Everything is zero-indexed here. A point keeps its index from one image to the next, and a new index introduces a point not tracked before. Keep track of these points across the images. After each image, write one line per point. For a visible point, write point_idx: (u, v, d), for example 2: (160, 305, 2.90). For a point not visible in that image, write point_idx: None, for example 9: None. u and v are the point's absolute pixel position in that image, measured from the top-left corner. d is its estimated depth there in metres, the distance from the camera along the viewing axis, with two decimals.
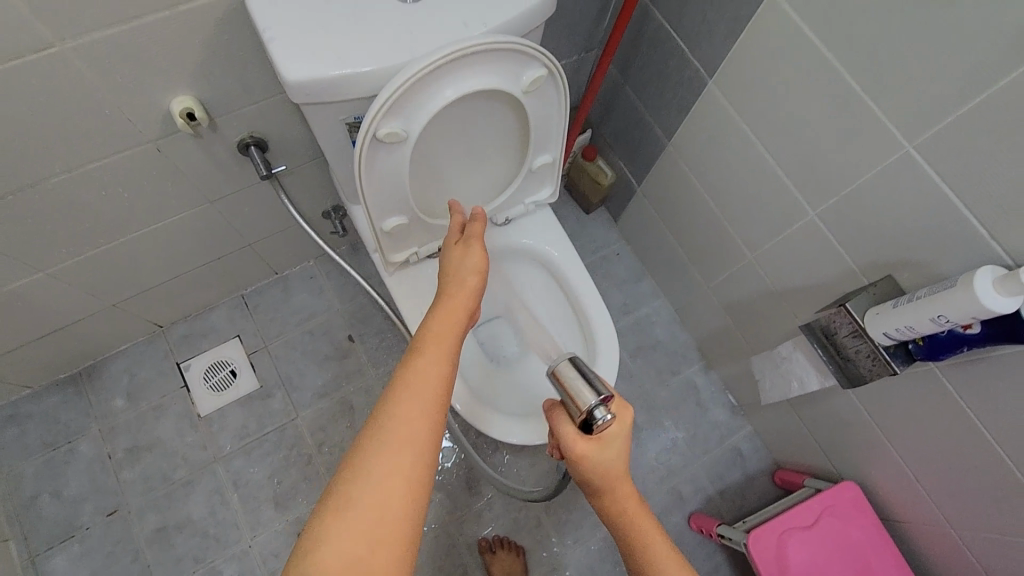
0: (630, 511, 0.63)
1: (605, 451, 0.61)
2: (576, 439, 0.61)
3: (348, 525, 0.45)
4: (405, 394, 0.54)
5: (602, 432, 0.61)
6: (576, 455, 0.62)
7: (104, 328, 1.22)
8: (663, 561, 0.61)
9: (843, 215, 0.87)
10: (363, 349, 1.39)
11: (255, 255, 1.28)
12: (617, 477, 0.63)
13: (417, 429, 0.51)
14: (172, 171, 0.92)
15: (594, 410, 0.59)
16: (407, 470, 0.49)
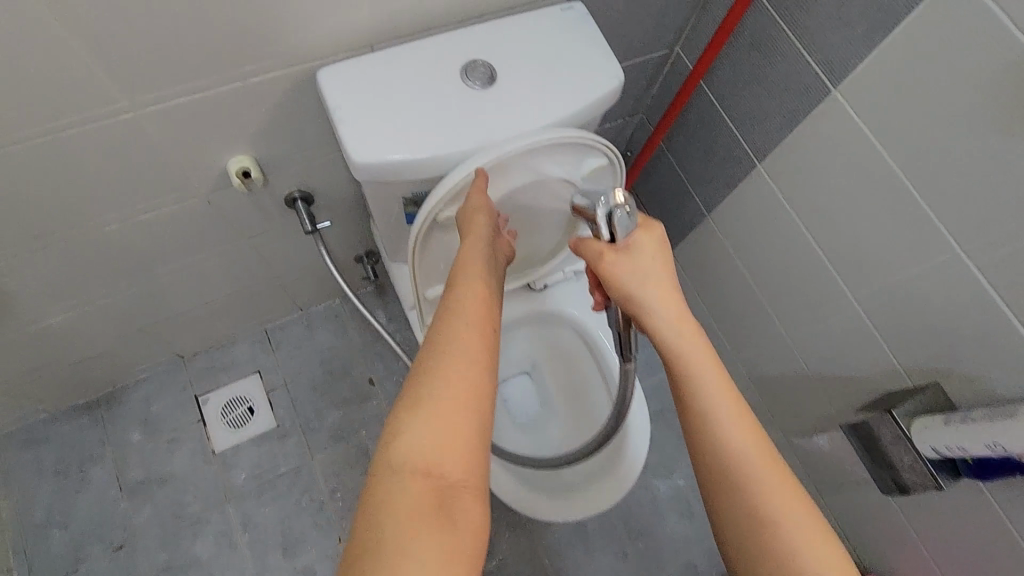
0: (681, 346, 0.60)
1: (632, 262, 0.63)
2: (607, 253, 0.64)
3: (404, 443, 0.50)
4: (439, 329, 0.57)
5: (630, 240, 0.63)
6: (610, 268, 0.64)
7: (128, 356, 1.22)
8: (725, 419, 0.55)
9: (891, 316, 0.86)
10: (383, 393, 1.37)
11: (284, 293, 1.28)
12: (660, 309, 0.62)
13: (454, 357, 0.54)
14: (217, 221, 0.92)
15: (611, 210, 0.61)
16: (451, 396, 0.52)
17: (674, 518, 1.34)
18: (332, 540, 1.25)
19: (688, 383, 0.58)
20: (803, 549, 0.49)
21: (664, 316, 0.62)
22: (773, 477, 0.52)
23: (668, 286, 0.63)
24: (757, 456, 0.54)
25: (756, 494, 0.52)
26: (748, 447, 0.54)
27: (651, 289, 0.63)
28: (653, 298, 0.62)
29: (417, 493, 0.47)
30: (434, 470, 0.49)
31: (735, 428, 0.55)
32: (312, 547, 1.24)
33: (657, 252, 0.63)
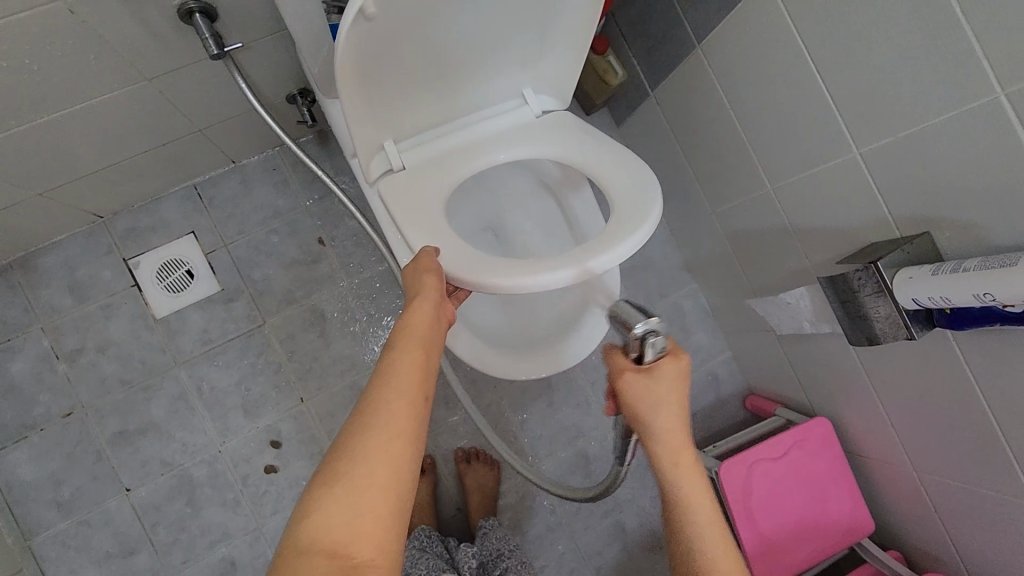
0: (665, 461, 0.61)
1: (646, 391, 0.59)
2: (627, 369, 0.60)
3: (332, 500, 0.48)
4: (384, 386, 0.55)
5: (653, 363, 0.59)
6: (625, 387, 0.60)
7: (33, 219, 1.07)
8: (698, 532, 0.60)
9: (892, 160, 0.78)
10: (336, 253, 1.27)
11: (208, 141, 1.11)
12: (660, 436, 0.61)
13: (398, 419, 0.53)
14: (96, 41, 0.73)
15: (645, 335, 0.56)
16: (390, 453, 0.51)
17: None
18: (295, 401, 1.23)
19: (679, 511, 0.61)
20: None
21: (665, 437, 0.61)
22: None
23: (675, 414, 0.61)
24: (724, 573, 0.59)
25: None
26: (719, 558, 0.60)
27: (662, 418, 0.60)
28: (661, 428, 0.61)
29: (323, 550, 0.46)
30: (345, 548, 0.47)
31: (704, 541, 0.60)
32: (276, 408, 1.22)
33: (676, 376, 0.60)
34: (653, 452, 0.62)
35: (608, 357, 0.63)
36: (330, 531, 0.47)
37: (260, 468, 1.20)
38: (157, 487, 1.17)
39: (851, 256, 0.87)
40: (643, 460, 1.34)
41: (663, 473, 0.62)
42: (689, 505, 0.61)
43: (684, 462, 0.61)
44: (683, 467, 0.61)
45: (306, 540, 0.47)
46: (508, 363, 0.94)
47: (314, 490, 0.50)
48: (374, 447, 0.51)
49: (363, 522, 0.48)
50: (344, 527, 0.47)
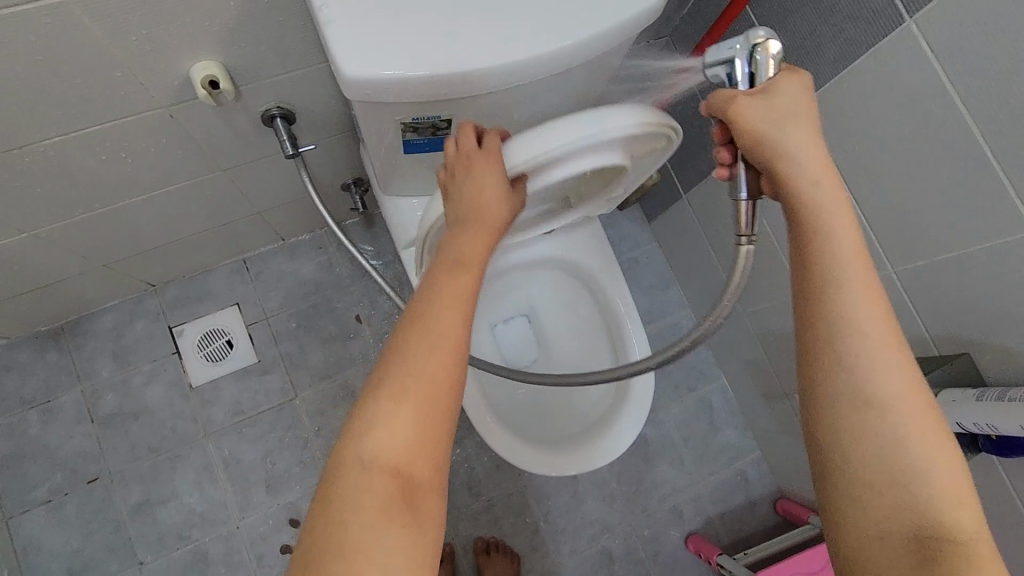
0: (834, 218, 0.48)
1: (770, 109, 0.51)
2: (738, 95, 0.52)
3: (382, 429, 0.44)
4: (432, 301, 0.50)
5: (768, 81, 0.52)
6: (742, 110, 0.51)
7: (92, 286, 1.12)
8: (857, 304, 0.45)
9: (930, 282, 0.80)
10: (371, 331, 1.30)
11: (263, 222, 1.17)
12: (817, 182, 0.49)
13: (447, 337, 0.48)
14: (186, 140, 0.80)
15: (755, 38, 0.53)
16: (441, 368, 0.47)
17: (664, 466, 1.33)
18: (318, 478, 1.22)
19: (827, 270, 0.47)
20: (939, 498, 0.41)
21: (813, 176, 0.49)
22: (900, 388, 0.44)
23: (814, 136, 0.51)
24: (885, 357, 0.44)
25: (878, 395, 0.44)
26: (876, 335, 0.45)
27: (796, 139, 0.50)
28: (803, 154, 0.50)
29: (381, 470, 0.43)
30: (405, 467, 0.44)
31: (863, 300, 0.46)
32: (298, 485, 1.21)
33: (803, 99, 0.52)
34: (796, 198, 0.49)
35: (712, 106, 0.55)
36: (381, 449, 0.44)
37: (276, 548, 1.18)
38: (171, 562, 1.15)
39: None
40: (669, 562, 1.29)
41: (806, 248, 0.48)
42: (845, 335, 0.45)
43: (833, 195, 0.49)
44: (834, 210, 0.48)
45: (364, 456, 0.44)
46: (538, 459, 0.94)
47: (372, 402, 0.46)
48: (424, 362, 0.47)
49: (419, 444, 0.45)
50: (398, 456, 0.44)
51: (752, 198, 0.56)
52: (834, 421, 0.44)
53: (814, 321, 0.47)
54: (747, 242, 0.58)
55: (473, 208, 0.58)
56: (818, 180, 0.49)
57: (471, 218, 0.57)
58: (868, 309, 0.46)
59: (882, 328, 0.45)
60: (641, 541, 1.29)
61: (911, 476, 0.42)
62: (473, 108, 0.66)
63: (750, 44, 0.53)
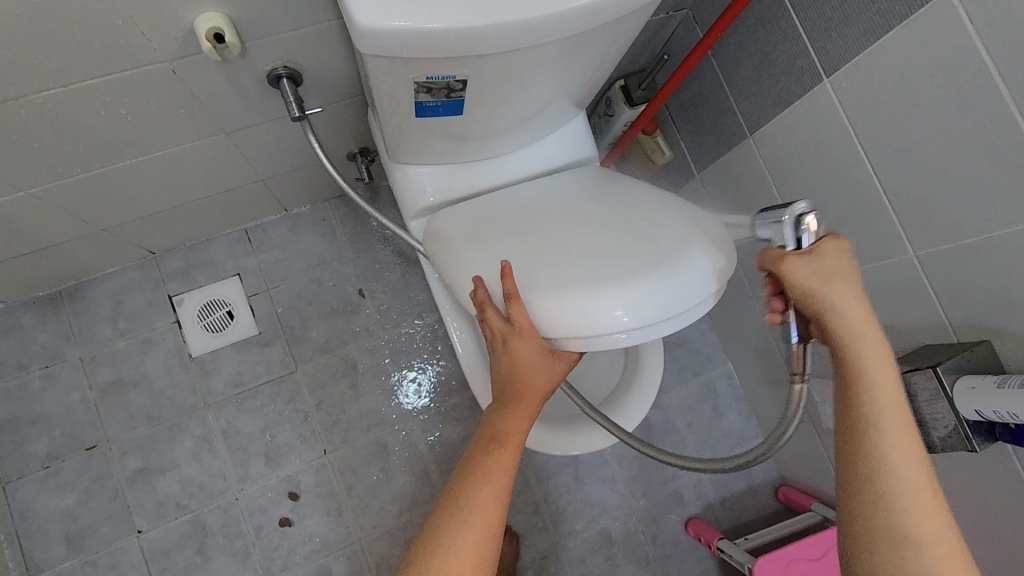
0: (858, 337, 0.57)
1: (815, 269, 0.58)
2: (786, 255, 0.59)
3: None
4: (467, 498, 0.61)
5: (801, 245, 0.59)
6: (789, 269, 0.59)
7: (90, 252, 1.10)
8: (886, 438, 0.54)
9: (952, 266, 0.78)
10: (374, 305, 1.28)
11: (266, 191, 1.14)
12: (858, 337, 0.57)
13: (485, 518, 0.60)
14: (190, 98, 0.77)
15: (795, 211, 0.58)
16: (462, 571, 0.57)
17: (666, 450, 1.32)
18: (318, 452, 1.21)
19: (864, 403, 0.55)
20: None
21: (853, 321, 0.58)
22: (926, 515, 0.51)
23: (852, 289, 0.59)
24: (917, 486, 0.52)
25: (903, 517, 0.51)
26: (907, 468, 0.53)
27: (847, 297, 0.58)
28: (845, 303, 0.58)
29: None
30: None
31: (897, 436, 0.54)
32: (298, 458, 1.20)
33: (842, 259, 0.59)
34: (831, 327, 0.58)
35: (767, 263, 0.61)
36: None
37: (274, 520, 1.17)
38: (168, 531, 1.14)
39: (904, 358, 0.86)
40: (668, 545, 1.28)
41: (838, 342, 0.58)
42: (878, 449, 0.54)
43: (871, 343, 0.57)
44: (873, 357, 0.57)
45: None
46: (547, 437, 0.92)
47: None
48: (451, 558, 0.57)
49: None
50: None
51: (804, 340, 0.65)
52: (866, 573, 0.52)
53: (848, 454, 0.55)
54: (801, 382, 0.67)
55: (513, 383, 0.68)
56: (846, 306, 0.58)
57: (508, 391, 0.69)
58: (903, 442, 0.54)
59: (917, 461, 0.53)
60: (641, 524, 1.28)
61: None
62: (490, 68, 0.63)
63: (794, 220, 0.59)
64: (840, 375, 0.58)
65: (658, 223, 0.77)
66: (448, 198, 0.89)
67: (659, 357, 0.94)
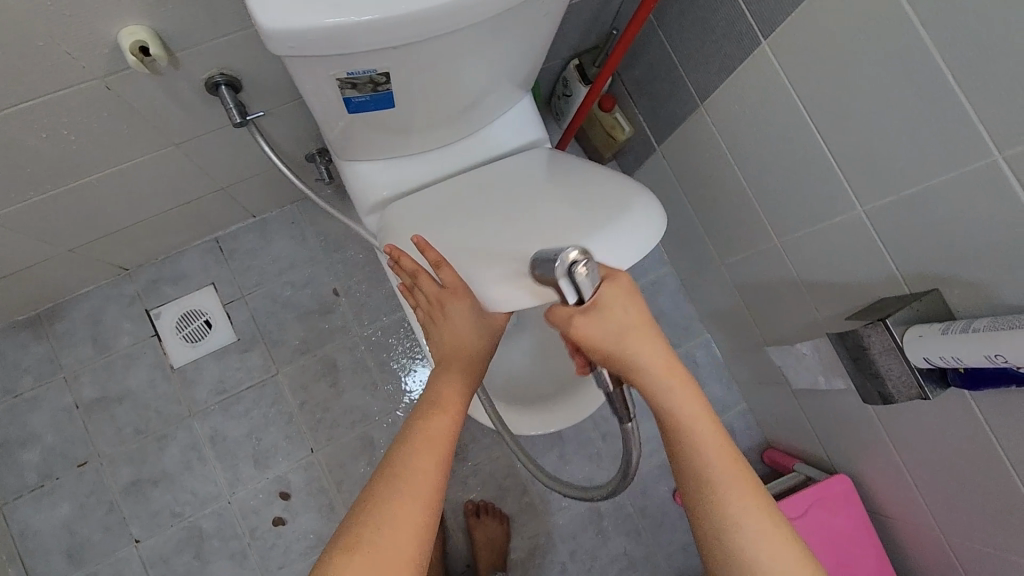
0: (670, 399, 0.59)
1: (602, 327, 0.58)
2: (574, 316, 0.58)
3: (354, 564, 0.50)
4: (411, 451, 0.59)
5: (596, 296, 0.57)
6: (579, 328, 0.58)
7: (62, 273, 1.12)
8: (724, 491, 0.56)
9: (897, 217, 0.78)
10: (350, 303, 1.29)
11: (229, 198, 1.15)
12: (656, 377, 0.60)
13: (426, 485, 0.57)
14: (130, 112, 0.78)
15: (570, 265, 0.52)
16: (406, 522, 0.54)
17: (650, 423, 1.34)
18: (305, 451, 1.23)
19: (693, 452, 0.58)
20: None
21: (658, 374, 0.60)
22: (774, 553, 0.54)
23: (657, 344, 0.61)
24: (755, 520, 0.55)
25: (748, 556, 0.54)
26: (746, 518, 0.55)
27: (643, 346, 0.59)
28: (649, 363, 0.60)
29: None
30: None
31: (715, 456, 0.58)
32: (286, 459, 1.22)
33: (631, 300, 0.59)
34: (641, 381, 0.60)
35: (556, 318, 0.60)
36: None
37: (268, 520, 1.20)
38: (165, 539, 1.17)
39: (862, 312, 0.86)
40: (657, 516, 1.31)
41: (656, 401, 0.60)
42: (717, 485, 0.56)
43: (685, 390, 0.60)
44: (687, 409, 0.59)
45: None
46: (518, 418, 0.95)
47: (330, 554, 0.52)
48: (394, 509, 0.54)
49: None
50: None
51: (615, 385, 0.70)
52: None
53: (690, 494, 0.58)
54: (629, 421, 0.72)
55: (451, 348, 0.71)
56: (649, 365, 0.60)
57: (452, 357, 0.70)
58: (729, 475, 0.57)
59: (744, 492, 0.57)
60: (630, 497, 1.30)
61: None
62: (410, 60, 0.63)
63: (569, 274, 0.53)
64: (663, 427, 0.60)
65: (601, 194, 0.78)
66: (400, 190, 0.90)
67: None
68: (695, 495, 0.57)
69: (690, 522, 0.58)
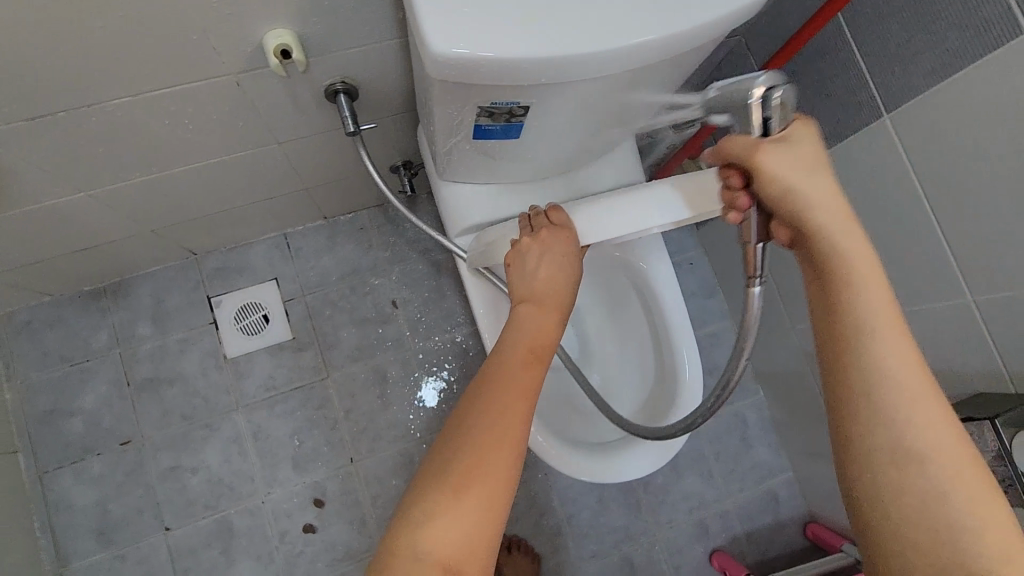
0: (851, 267, 0.48)
1: (795, 157, 0.49)
2: (757, 146, 0.48)
3: (455, 510, 0.46)
4: (494, 379, 0.52)
5: (785, 131, 0.49)
6: (755, 165, 0.49)
7: (137, 250, 1.12)
8: (894, 379, 0.45)
9: (1011, 313, 0.76)
10: (407, 316, 1.28)
11: (309, 198, 1.16)
12: (846, 263, 0.48)
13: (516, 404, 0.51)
14: (249, 109, 0.78)
15: (767, 93, 0.48)
16: (501, 443, 0.48)
17: (693, 478, 1.31)
18: (346, 460, 1.21)
19: (839, 314, 0.47)
20: (972, 525, 0.42)
21: (825, 224, 0.49)
22: (952, 458, 0.43)
23: (828, 177, 0.49)
24: (932, 425, 0.44)
25: (917, 450, 0.44)
26: (923, 414, 0.44)
27: (812, 185, 0.49)
28: (825, 196, 0.49)
29: (438, 568, 0.44)
30: (458, 565, 0.45)
31: (889, 332, 0.46)
32: (325, 465, 1.20)
33: (818, 161, 0.49)
34: (831, 264, 0.48)
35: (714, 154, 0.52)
36: (447, 546, 0.45)
37: (299, 526, 1.18)
38: (196, 530, 1.15)
39: (959, 404, 0.84)
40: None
41: (823, 255, 0.49)
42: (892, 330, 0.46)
43: (851, 232, 0.48)
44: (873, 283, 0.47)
45: (421, 548, 0.45)
46: (567, 460, 0.90)
47: (425, 493, 0.47)
48: (490, 437, 0.48)
49: (480, 539, 0.46)
50: (461, 537, 0.45)
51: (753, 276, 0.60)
52: (868, 521, 0.45)
53: (840, 377, 0.47)
54: (755, 283, 0.61)
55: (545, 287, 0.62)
56: (820, 212, 0.49)
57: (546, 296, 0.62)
58: (888, 328, 0.46)
59: (908, 346, 0.46)
60: (664, 553, 1.27)
61: (946, 525, 0.42)
62: (555, 97, 0.63)
63: (761, 102, 0.49)
64: (820, 273, 0.50)
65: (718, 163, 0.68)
66: (495, 216, 0.89)
67: (695, 398, 0.94)
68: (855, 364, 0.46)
69: (832, 417, 0.48)
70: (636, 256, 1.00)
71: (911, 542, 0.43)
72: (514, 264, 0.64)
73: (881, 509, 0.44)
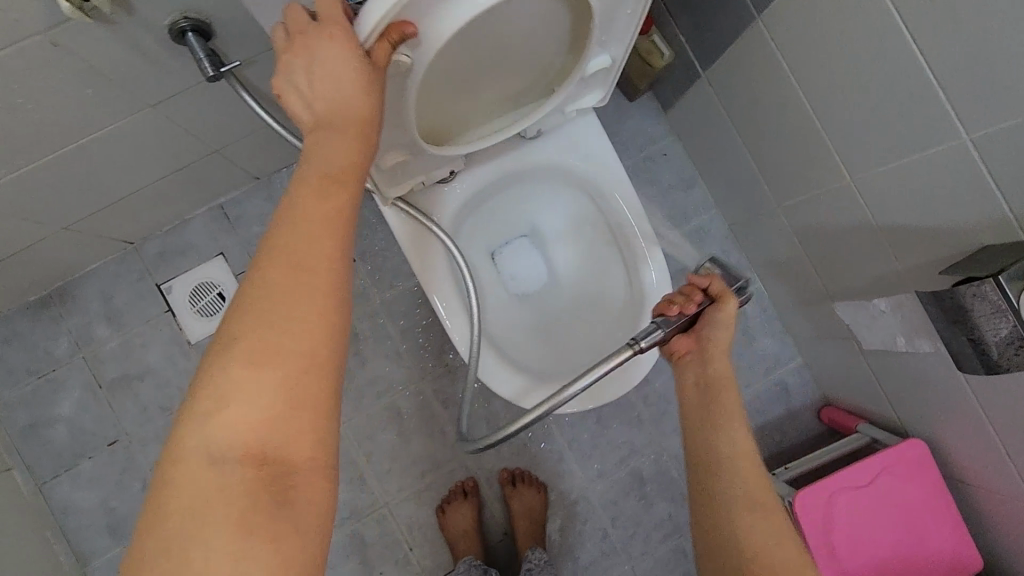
0: (725, 423, 0.71)
1: (724, 321, 0.73)
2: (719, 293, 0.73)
3: (255, 383, 0.44)
4: (291, 229, 0.47)
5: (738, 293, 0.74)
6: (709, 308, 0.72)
7: (62, 251, 1.05)
8: (729, 477, 0.69)
9: (1014, 145, 0.65)
10: (366, 268, 1.21)
11: (227, 161, 1.06)
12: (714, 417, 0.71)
13: (315, 259, 0.47)
14: (91, 72, 0.67)
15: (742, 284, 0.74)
16: (300, 303, 0.45)
17: None
18: None
19: (715, 421, 0.71)
20: (771, 545, 0.65)
21: (717, 376, 0.73)
22: (764, 518, 0.67)
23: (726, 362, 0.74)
24: (753, 498, 0.68)
25: (733, 527, 0.67)
26: (748, 486, 0.68)
27: (720, 330, 0.73)
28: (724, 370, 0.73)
29: (242, 453, 0.44)
30: (266, 443, 0.44)
31: (735, 451, 0.70)
32: None
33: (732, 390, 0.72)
34: (718, 387, 0.73)
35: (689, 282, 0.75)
36: (248, 425, 0.44)
37: None
38: None
39: (963, 265, 0.73)
40: None
41: (709, 361, 0.73)
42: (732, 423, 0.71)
43: (727, 394, 0.72)
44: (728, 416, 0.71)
45: (216, 434, 0.43)
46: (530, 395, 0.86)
47: (218, 370, 0.44)
48: (289, 298, 0.45)
49: (288, 413, 0.45)
50: (268, 425, 0.44)
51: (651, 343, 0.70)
52: (716, 530, 0.68)
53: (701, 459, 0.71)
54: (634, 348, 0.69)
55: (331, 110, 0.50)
56: (718, 375, 0.73)
57: (334, 115, 0.50)
58: (735, 429, 0.70)
59: (745, 440, 0.70)
60: (673, 461, 1.24)
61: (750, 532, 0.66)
62: None
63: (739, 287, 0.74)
64: (701, 439, 0.71)
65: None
66: None
67: (663, 310, 0.87)
68: (715, 454, 0.70)
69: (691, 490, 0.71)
70: (579, 164, 0.89)
71: (737, 543, 0.66)
72: (286, 85, 0.51)
73: (715, 516, 0.68)
